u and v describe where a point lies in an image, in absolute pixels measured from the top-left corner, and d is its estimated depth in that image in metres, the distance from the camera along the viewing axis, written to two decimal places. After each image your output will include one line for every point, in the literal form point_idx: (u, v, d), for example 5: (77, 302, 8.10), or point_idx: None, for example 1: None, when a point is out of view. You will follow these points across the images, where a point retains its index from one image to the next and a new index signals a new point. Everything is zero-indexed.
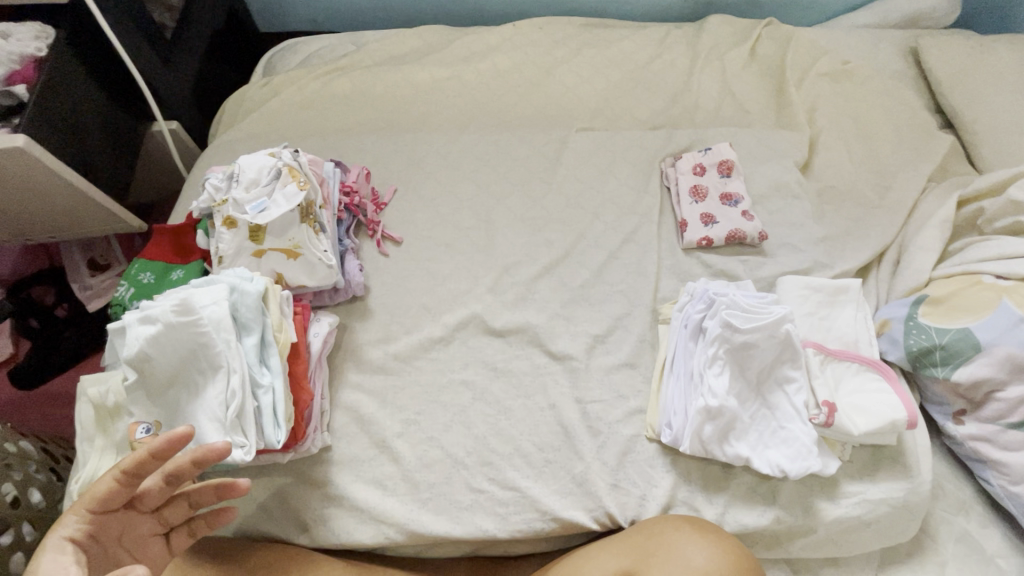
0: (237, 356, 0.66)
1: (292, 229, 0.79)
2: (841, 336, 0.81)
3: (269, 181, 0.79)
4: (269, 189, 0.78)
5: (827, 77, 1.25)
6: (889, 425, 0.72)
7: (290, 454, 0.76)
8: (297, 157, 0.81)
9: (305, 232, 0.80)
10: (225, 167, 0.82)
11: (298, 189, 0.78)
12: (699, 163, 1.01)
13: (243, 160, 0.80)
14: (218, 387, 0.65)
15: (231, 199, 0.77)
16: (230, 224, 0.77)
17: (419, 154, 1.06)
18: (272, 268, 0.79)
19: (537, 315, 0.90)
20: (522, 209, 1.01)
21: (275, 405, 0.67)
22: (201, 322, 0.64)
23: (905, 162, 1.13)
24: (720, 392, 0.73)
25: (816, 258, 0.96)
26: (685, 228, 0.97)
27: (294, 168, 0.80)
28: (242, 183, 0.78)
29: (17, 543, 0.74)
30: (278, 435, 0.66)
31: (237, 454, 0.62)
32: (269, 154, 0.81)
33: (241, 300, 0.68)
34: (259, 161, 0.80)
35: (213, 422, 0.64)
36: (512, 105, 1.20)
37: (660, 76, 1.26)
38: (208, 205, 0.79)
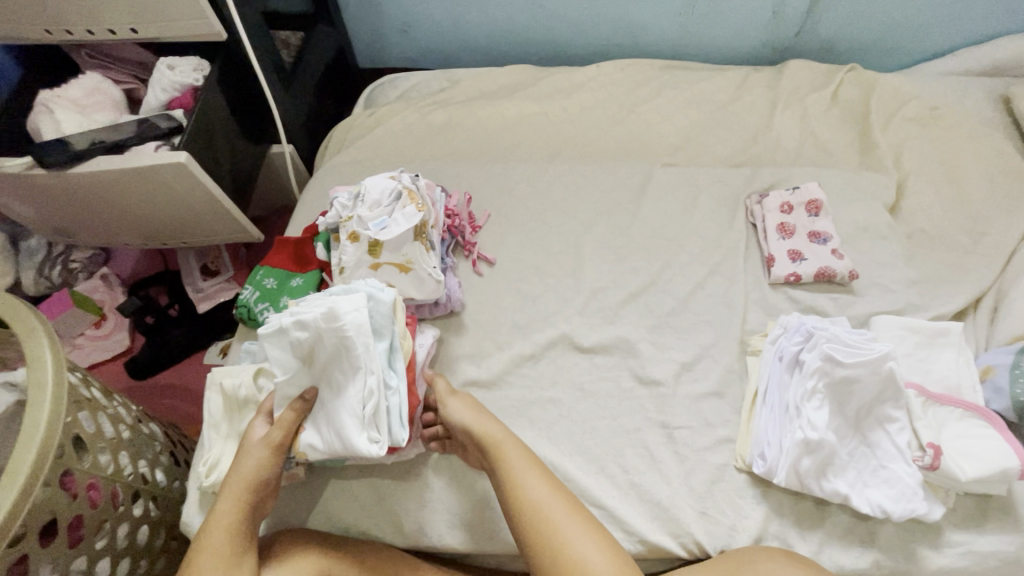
0: (376, 358, 0.73)
1: (407, 246, 0.86)
2: (942, 380, 0.80)
3: (390, 202, 0.86)
4: (390, 208, 0.85)
5: (912, 122, 1.26)
6: (1001, 473, 0.70)
7: (391, 457, 0.81)
8: (415, 180, 0.88)
9: (417, 250, 0.87)
10: (351, 187, 0.90)
11: (417, 209, 0.85)
12: (786, 200, 1.03)
13: (368, 182, 0.88)
14: (358, 386, 0.71)
15: (356, 216, 0.85)
16: (354, 239, 0.85)
17: (512, 183, 1.13)
18: (386, 281, 0.86)
19: (625, 339, 0.92)
20: (609, 237, 1.05)
21: (401, 406, 0.74)
22: (347, 327, 0.70)
23: (999, 209, 1.11)
24: (821, 426, 0.73)
25: (909, 300, 0.95)
26: (772, 263, 0.98)
27: (412, 191, 0.88)
28: (367, 203, 0.86)
29: (145, 517, 0.81)
30: (403, 434, 0.73)
31: (374, 449, 0.69)
32: (390, 177, 0.88)
33: (377, 307, 0.75)
34: (383, 182, 0.87)
35: (353, 418, 0.70)
36: (595, 140, 1.26)
37: (741, 117, 1.30)
38: (336, 221, 0.88)
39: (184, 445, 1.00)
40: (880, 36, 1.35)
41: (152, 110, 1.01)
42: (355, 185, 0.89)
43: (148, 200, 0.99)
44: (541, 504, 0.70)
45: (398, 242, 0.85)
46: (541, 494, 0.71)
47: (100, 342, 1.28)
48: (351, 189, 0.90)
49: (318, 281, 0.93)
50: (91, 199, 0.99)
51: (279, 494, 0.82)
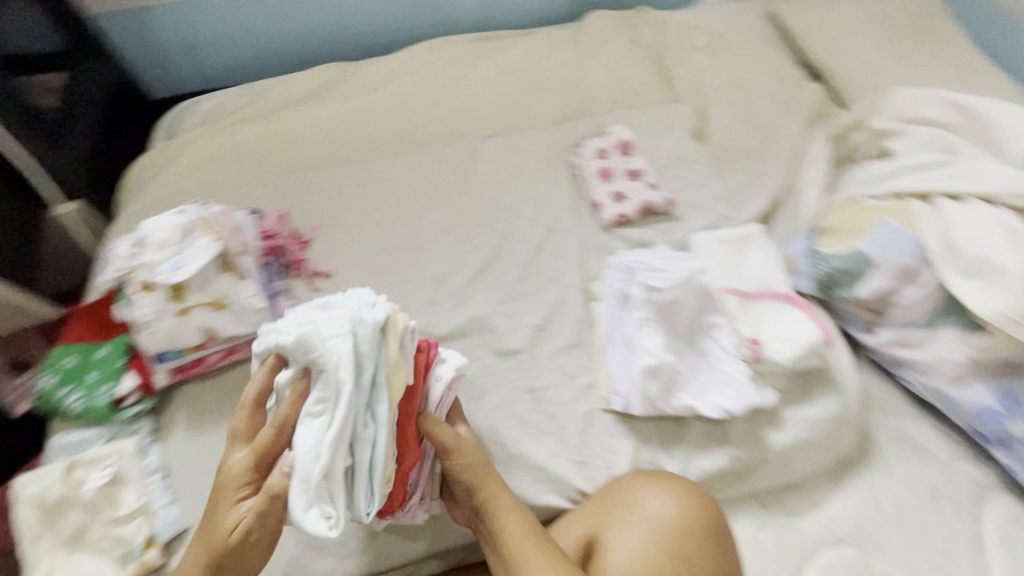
0: (350, 400, 0.62)
1: (213, 282, 0.79)
2: (754, 279, 0.88)
3: (179, 239, 0.78)
4: (181, 245, 0.77)
5: (702, 51, 1.36)
6: (809, 348, 0.79)
7: (387, 520, 0.74)
8: (205, 209, 0.81)
9: (227, 283, 0.80)
10: (132, 233, 0.80)
11: (212, 238, 0.78)
12: (600, 147, 1.08)
13: (150, 224, 0.79)
14: (316, 437, 0.61)
15: (143, 264, 0.76)
16: (147, 288, 0.76)
17: (336, 188, 1.08)
18: (201, 324, 0.79)
19: (478, 317, 0.92)
20: (446, 220, 1.04)
21: (374, 461, 0.64)
22: (323, 359, 0.62)
23: (783, 114, 1.24)
24: (657, 350, 0.77)
25: (721, 214, 1.04)
26: (599, 210, 1.02)
27: (205, 221, 0.80)
28: (152, 245, 0.77)
29: None
30: (369, 507, 0.65)
31: (327, 528, 0.59)
32: (176, 212, 0.80)
33: (359, 330, 0.64)
34: (168, 218, 0.79)
35: (302, 493, 0.60)
36: (418, 126, 1.24)
37: (554, 78, 1.34)
38: (119, 275, 0.77)
39: None
40: None
41: None
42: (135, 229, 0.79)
43: None
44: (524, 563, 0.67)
45: (201, 280, 0.77)
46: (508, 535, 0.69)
47: None
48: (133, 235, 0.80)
49: (126, 346, 0.83)
50: None
51: None
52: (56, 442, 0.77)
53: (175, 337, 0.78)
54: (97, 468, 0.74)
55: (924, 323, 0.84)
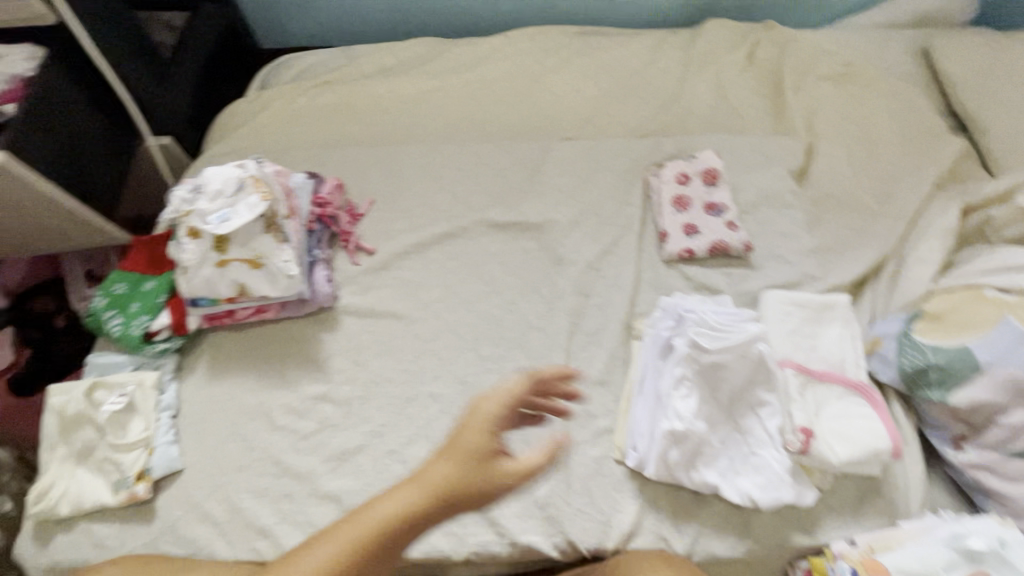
0: None
1: (254, 240, 0.79)
2: (826, 358, 0.76)
3: (233, 192, 0.78)
4: (239, 204, 0.78)
5: (829, 80, 1.20)
6: (872, 454, 0.67)
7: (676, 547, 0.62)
8: (257, 167, 0.81)
9: (269, 245, 0.80)
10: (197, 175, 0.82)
11: (261, 199, 0.78)
12: (682, 171, 0.97)
13: (209, 172, 0.80)
14: None
15: (195, 210, 0.77)
16: (196, 234, 0.77)
17: (402, 165, 1.06)
18: (235, 280, 0.79)
19: (509, 327, 0.87)
20: (500, 219, 0.98)
21: None
22: None
23: (910, 168, 1.06)
24: (688, 415, 0.68)
25: (805, 271, 0.91)
26: (665, 239, 0.93)
27: (260, 179, 0.80)
28: (207, 194, 0.78)
29: None
30: None
31: None
32: (236, 166, 0.81)
33: None
34: (231, 169, 0.80)
35: None
36: (496, 114, 1.18)
37: (651, 84, 1.24)
38: (173, 216, 0.79)
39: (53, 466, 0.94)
40: None
41: None
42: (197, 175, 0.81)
43: None
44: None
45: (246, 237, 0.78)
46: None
47: None
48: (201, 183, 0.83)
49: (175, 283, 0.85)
50: None
51: (124, 516, 0.73)
52: (92, 358, 0.81)
53: (212, 286, 0.79)
54: (113, 395, 0.75)
55: None
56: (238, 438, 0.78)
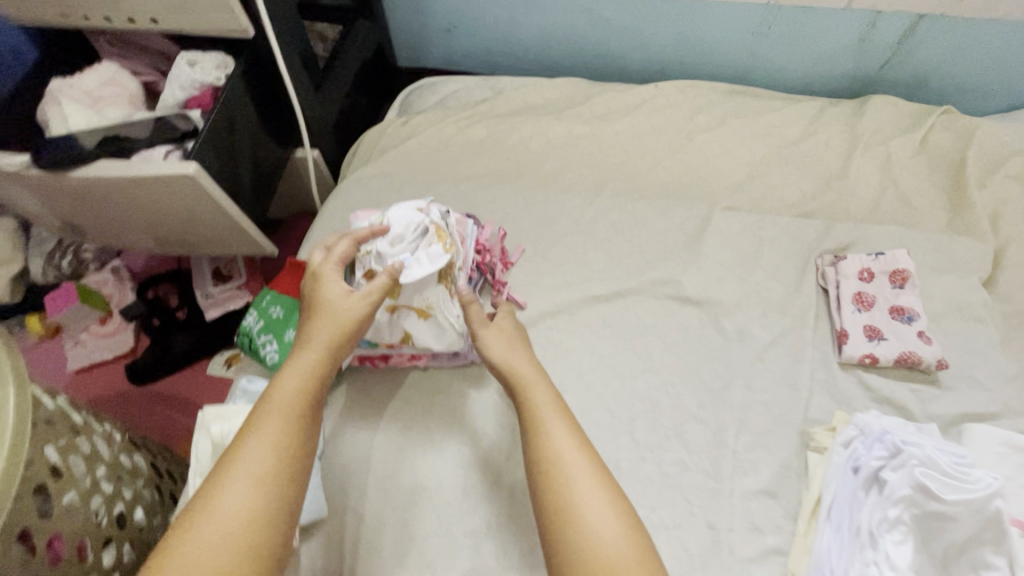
0: None
1: (429, 289, 0.76)
2: None
3: (415, 237, 0.75)
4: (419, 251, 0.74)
5: (1015, 180, 1.10)
6: None
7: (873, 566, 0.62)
8: (441, 215, 0.78)
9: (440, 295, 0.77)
10: (378, 211, 0.81)
11: (443, 250, 0.74)
12: (866, 267, 0.90)
13: (394, 213, 0.78)
14: None
15: (375, 251, 0.75)
16: (371, 274, 0.74)
17: (554, 214, 1.02)
18: (402, 327, 0.78)
19: (667, 412, 0.81)
20: (657, 287, 0.93)
21: None
22: None
23: None
24: (904, 567, 0.60)
25: (1005, 400, 0.81)
26: (844, 339, 0.85)
27: (441, 227, 0.77)
28: (389, 237, 0.75)
29: (117, 563, 0.73)
30: None
31: None
32: (419, 209, 0.78)
33: None
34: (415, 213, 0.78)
35: None
36: (648, 169, 1.13)
37: (813, 157, 1.17)
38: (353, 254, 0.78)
39: (173, 472, 0.93)
40: (976, 72, 1.23)
41: (167, 108, 0.92)
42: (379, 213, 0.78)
43: (160, 211, 0.91)
44: (219, 515, 0.52)
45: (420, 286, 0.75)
46: (287, 393, 0.61)
47: (104, 341, 1.23)
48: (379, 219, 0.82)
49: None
50: (99, 203, 0.91)
51: None
52: (244, 384, 0.79)
53: (378, 329, 0.78)
54: None
55: None
56: (381, 491, 0.75)
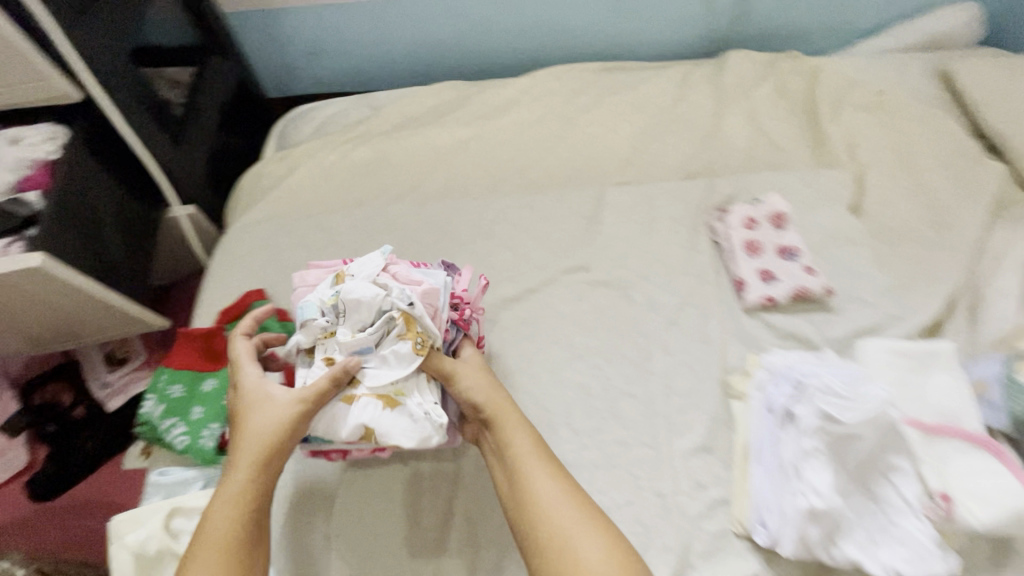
0: None
1: (396, 374, 0.69)
2: (940, 410, 0.74)
3: (379, 328, 0.70)
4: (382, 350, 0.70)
5: (862, 109, 1.21)
6: (1016, 517, 0.64)
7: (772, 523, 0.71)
8: (413, 306, 0.70)
9: (417, 379, 0.71)
10: (331, 282, 0.75)
11: (415, 351, 0.69)
12: (749, 215, 0.96)
13: (350, 288, 0.70)
14: None
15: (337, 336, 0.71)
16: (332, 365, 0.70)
17: (455, 224, 1.01)
18: (362, 422, 0.67)
19: (599, 395, 0.83)
20: (567, 276, 0.94)
21: None
22: None
23: (958, 195, 1.07)
24: (827, 491, 0.65)
25: (886, 311, 0.89)
26: (743, 287, 0.90)
27: (412, 317, 0.70)
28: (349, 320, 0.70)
29: None
30: None
31: None
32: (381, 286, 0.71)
33: None
34: (358, 304, 0.69)
35: None
36: (538, 160, 1.14)
37: (688, 120, 1.23)
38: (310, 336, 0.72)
39: None
40: (811, 17, 1.34)
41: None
42: (367, 296, 0.69)
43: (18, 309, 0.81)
44: None
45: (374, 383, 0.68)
46: (219, 526, 0.61)
47: None
48: (331, 288, 0.74)
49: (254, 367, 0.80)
50: None
51: None
52: (154, 478, 0.73)
53: (329, 421, 0.69)
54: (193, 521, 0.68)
55: None
56: None
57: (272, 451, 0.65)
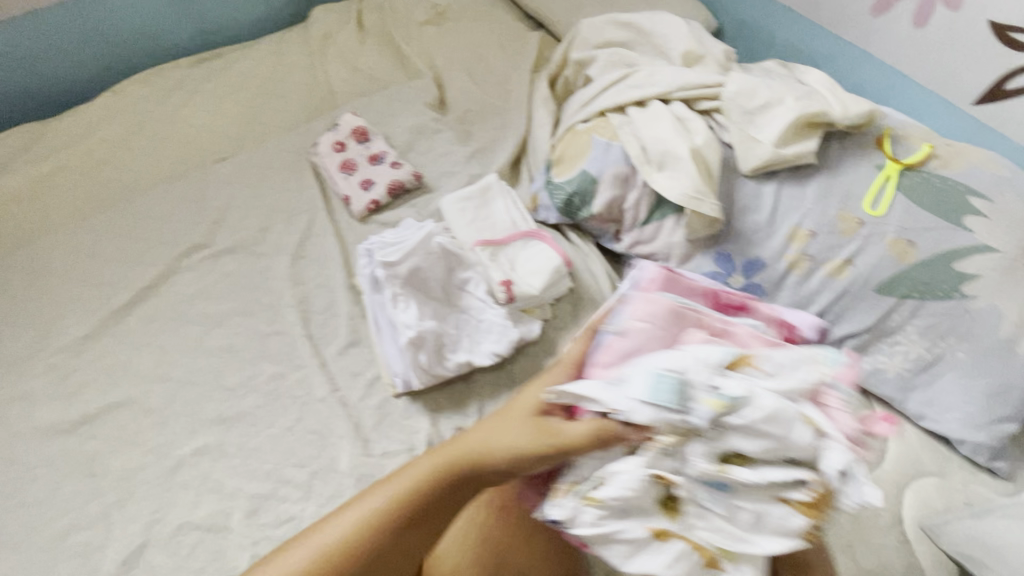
0: None
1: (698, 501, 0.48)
2: (502, 225, 0.92)
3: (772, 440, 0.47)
4: (703, 444, 0.47)
5: (429, 24, 1.39)
6: (555, 272, 0.85)
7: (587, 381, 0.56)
8: (802, 417, 0.47)
9: (592, 466, 0.51)
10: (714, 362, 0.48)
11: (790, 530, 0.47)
12: (336, 140, 1.05)
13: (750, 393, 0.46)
14: None
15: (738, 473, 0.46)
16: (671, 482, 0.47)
17: (49, 259, 0.93)
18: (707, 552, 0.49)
19: (246, 346, 0.86)
20: (188, 259, 0.94)
21: None
22: None
23: (513, 66, 1.31)
24: (413, 321, 0.77)
25: (470, 173, 1.07)
26: (350, 202, 1.00)
27: (813, 419, 0.48)
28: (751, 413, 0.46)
29: None
30: None
31: None
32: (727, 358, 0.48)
33: None
34: (771, 415, 0.46)
35: None
36: (140, 170, 1.10)
37: (285, 80, 1.28)
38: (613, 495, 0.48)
39: None
40: None
41: None
42: (709, 360, 0.48)
43: None
44: None
45: (646, 480, 0.47)
46: None
47: None
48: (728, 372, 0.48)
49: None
50: None
51: None
52: None
53: (608, 538, 0.50)
54: None
55: (648, 217, 0.94)
56: None
57: (468, 476, 0.50)
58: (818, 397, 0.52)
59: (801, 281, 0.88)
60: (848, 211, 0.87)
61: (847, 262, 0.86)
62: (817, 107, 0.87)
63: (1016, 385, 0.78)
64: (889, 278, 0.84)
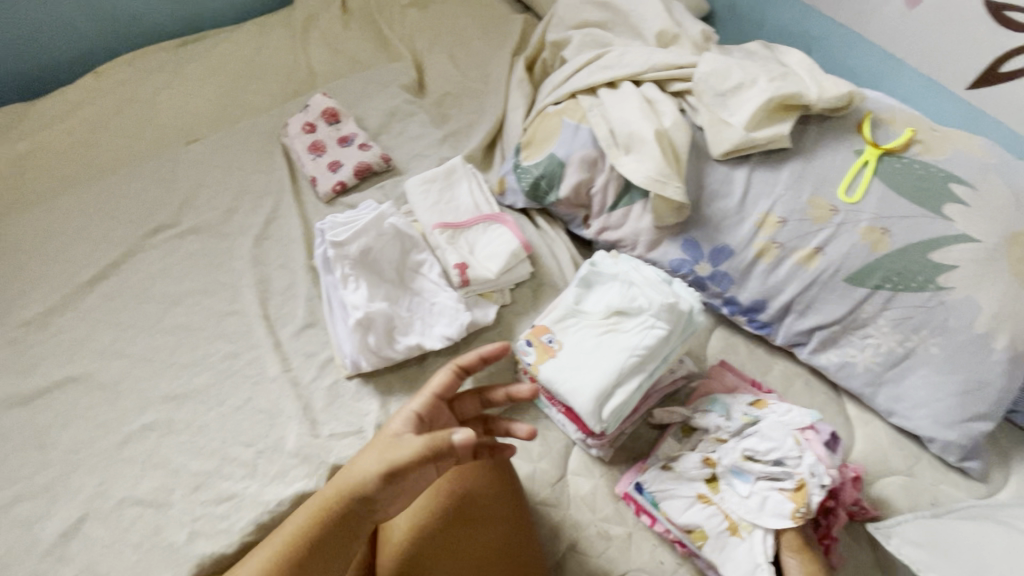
0: (627, 328, 0.71)
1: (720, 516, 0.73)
2: (463, 208, 0.90)
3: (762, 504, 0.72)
4: (735, 444, 0.76)
5: (414, 6, 1.37)
6: (512, 256, 0.83)
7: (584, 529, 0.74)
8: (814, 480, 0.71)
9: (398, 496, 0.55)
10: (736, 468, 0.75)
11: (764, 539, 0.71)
12: (306, 121, 1.04)
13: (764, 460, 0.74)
14: (628, 347, 0.69)
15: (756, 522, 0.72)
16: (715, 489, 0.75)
17: (17, 236, 0.94)
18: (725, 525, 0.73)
19: (203, 325, 0.86)
20: (153, 238, 0.94)
21: (620, 397, 0.68)
22: (635, 300, 0.72)
23: (495, 48, 1.28)
24: (361, 302, 0.76)
25: (441, 156, 1.05)
26: (316, 183, 0.99)
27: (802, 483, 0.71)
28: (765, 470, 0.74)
29: None
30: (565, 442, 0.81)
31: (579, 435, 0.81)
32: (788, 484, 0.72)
33: (658, 302, 0.70)
34: (776, 427, 0.76)
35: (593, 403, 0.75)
36: (117, 150, 1.11)
37: (266, 61, 1.27)
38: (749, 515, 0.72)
39: None
40: None
41: None
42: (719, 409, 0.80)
43: None
44: None
45: (699, 460, 0.77)
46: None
47: None
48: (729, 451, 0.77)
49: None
50: None
51: None
52: None
53: (723, 549, 0.72)
54: None
55: (615, 203, 0.92)
56: None
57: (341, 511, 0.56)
58: (802, 433, 0.76)
59: (769, 270, 0.86)
60: (822, 198, 0.83)
61: (818, 251, 0.83)
62: (792, 88, 0.83)
63: (992, 383, 0.74)
64: (862, 267, 0.81)
